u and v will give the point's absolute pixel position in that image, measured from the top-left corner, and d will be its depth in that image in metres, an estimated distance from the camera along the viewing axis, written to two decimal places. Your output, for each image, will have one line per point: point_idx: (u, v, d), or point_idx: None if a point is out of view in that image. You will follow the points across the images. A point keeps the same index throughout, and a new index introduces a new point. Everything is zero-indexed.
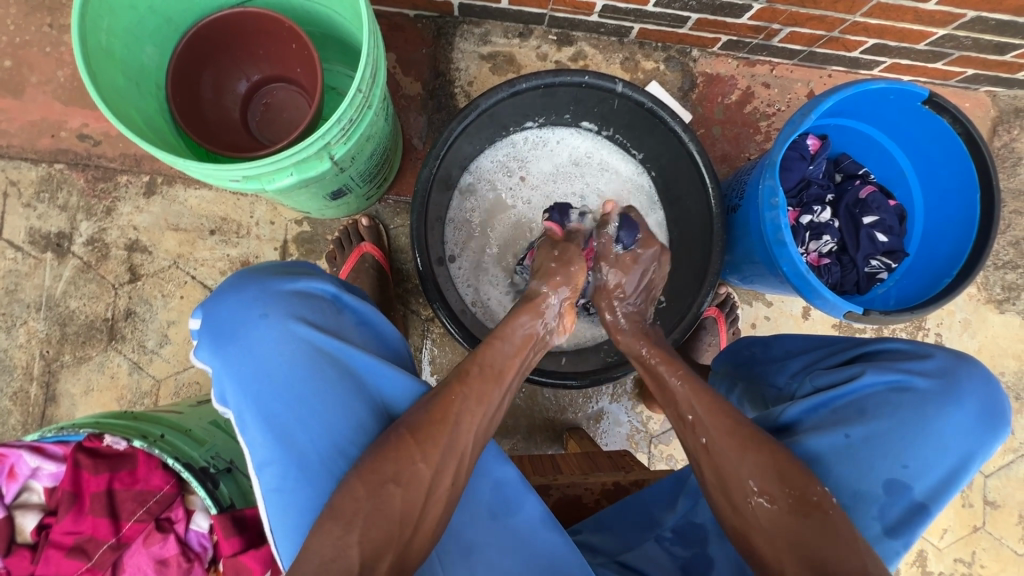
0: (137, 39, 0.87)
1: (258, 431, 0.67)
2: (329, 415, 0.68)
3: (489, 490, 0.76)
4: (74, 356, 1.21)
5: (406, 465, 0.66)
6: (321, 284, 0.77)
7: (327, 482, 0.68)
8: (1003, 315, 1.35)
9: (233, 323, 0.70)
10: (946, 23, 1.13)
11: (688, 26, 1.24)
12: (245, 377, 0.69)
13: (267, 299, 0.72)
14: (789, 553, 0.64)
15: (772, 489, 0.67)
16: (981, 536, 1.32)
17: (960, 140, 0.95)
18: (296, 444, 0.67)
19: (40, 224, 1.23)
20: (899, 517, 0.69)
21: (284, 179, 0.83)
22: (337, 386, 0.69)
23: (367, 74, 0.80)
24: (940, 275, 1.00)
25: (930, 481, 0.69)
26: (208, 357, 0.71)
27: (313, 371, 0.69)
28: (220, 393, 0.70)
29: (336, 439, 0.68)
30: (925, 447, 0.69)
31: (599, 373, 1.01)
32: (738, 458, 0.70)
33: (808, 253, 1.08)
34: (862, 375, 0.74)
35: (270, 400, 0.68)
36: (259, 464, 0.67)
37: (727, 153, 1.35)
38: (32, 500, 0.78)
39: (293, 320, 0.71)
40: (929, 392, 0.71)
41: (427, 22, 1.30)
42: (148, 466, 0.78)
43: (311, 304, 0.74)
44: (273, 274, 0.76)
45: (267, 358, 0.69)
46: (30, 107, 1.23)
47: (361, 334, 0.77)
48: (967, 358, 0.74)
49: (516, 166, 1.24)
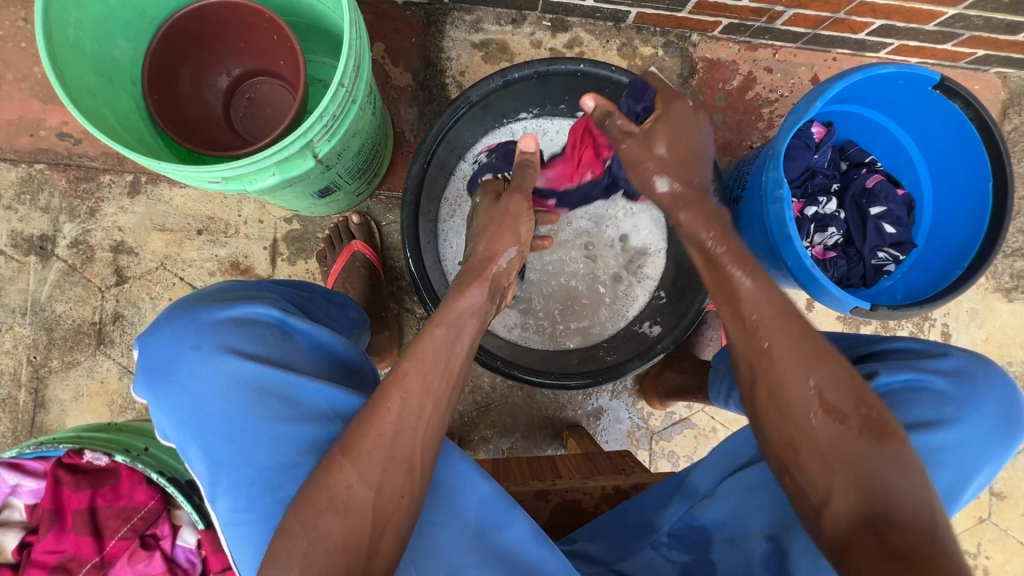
0: (108, 33, 0.83)
1: (203, 470, 0.61)
2: (274, 445, 0.60)
3: (475, 507, 0.68)
4: (62, 361, 1.19)
5: (340, 489, 0.57)
6: (261, 307, 0.67)
7: (280, 512, 0.60)
8: (1011, 304, 1.32)
9: (163, 358, 0.63)
10: (956, 3, 1.08)
11: (687, 10, 1.20)
12: (182, 415, 0.61)
13: (200, 330, 0.64)
14: (850, 479, 0.59)
15: (842, 403, 0.61)
16: (986, 527, 1.30)
17: (971, 126, 0.92)
18: (242, 475, 0.60)
19: (22, 227, 1.19)
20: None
21: (266, 179, 0.80)
22: (277, 419, 0.60)
23: (349, 68, 0.76)
24: (951, 267, 0.97)
25: (945, 484, 0.66)
26: (145, 396, 0.64)
27: (251, 404, 0.61)
28: (161, 431, 0.64)
29: (286, 467, 0.60)
30: (940, 447, 0.65)
31: (601, 373, 0.99)
32: (813, 366, 0.62)
33: (812, 247, 1.05)
34: (878, 374, 0.70)
35: (210, 437, 0.61)
36: (206, 498, 0.60)
37: (728, 142, 1.31)
38: (13, 517, 0.75)
39: (224, 353, 0.62)
40: (947, 391, 0.67)
41: (416, 10, 1.25)
42: (131, 481, 0.76)
43: (249, 331, 0.65)
44: (209, 301, 0.68)
45: (200, 396, 0.61)
46: (8, 106, 1.19)
47: (312, 357, 0.68)
48: (986, 359, 0.70)
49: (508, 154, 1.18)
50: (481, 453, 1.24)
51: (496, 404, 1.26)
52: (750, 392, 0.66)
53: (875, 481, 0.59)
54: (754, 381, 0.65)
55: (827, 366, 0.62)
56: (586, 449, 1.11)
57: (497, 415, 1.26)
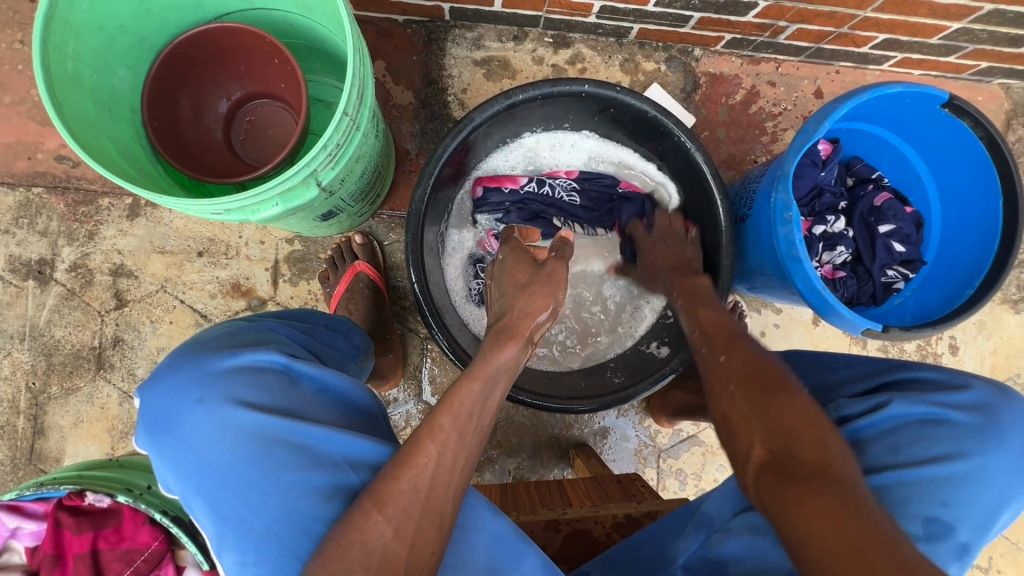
0: (108, 61, 0.82)
1: (210, 524, 0.59)
2: (282, 498, 0.58)
3: (485, 548, 0.66)
4: (62, 387, 1.17)
5: (374, 544, 0.57)
6: (266, 353, 0.66)
7: (292, 565, 0.58)
8: (1019, 316, 1.31)
9: (166, 411, 0.61)
10: (961, 17, 1.07)
11: (690, 26, 1.19)
12: (187, 470, 0.60)
13: (203, 380, 0.62)
14: (758, 424, 0.59)
15: (746, 369, 0.65)
16: (997, 541, 1.29)
17: (980, 144, 0.90)
18: (251, 529, 0.58)
19: (19, 251, 1.18)
20: (941, 561, 0.61)
21: (270, 209, 0.78)
22: (286, 470, 0.59)
23: (353, 95, 0.75)
24: (962, 286, 0.96)
25: (972, 523, 0.61)
26: (148, 449, 0.63)
27: (258, 457, 0.59)
28: (166, 485, 0.62)
29: (294, 520, 0.58)
30: (966, 484, 0.62)
31: (607, 396, 0.98)
32: (727, 350, 0.69)
33: (821, 265, 1.03)
34: (891, 405, 0.68)
35: (216, 491, 0.59)
36: (213, 551, 0.59)
37: (732, 156, 1.30)
38: (13, 560, 0.74)
39: (229, 403, 0.61)
40: (967, 426, 0.64)
41: (417, 27, 1.24)
42: (133, 522, 0.73)
43: (254, 379, 0.63)
44: (213, 347, 0.67)
45: (205, 449, 0.59)
46: (4, 129, 1.17)
47: (320, 400, 0.66)
48: (1008, 391, 0.67)
49: (549, 160, 1.17)
50: (486, 474, 1.22)
51: (500, 424, 1.25)
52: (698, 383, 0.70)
53: (780, 422, 0.57)
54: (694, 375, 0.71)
55: (738, 350, 0.68)
56: (594, 471, 1.10)
57: (503, 435, 1.24)
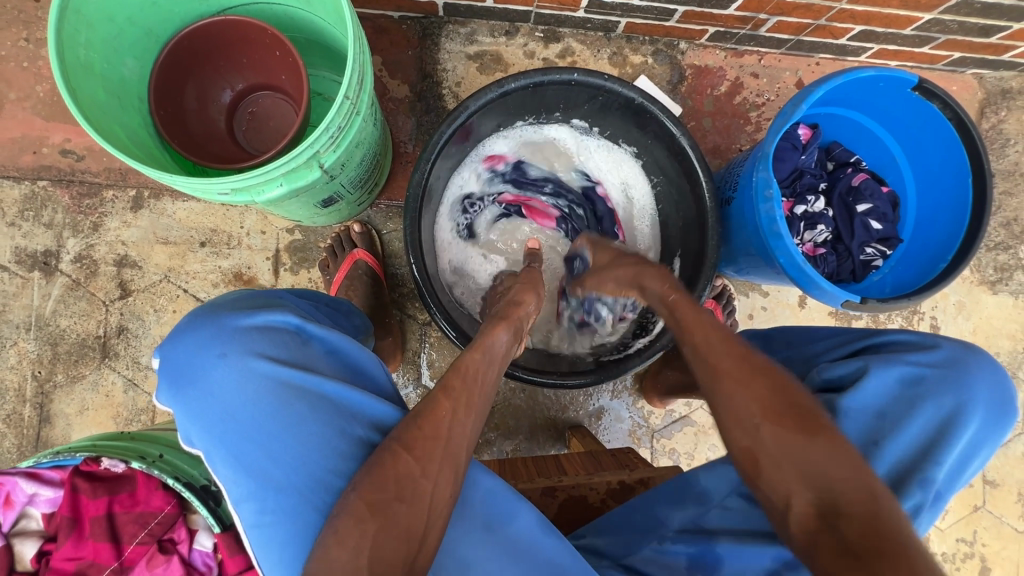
0: (117, 52, 0.85)
1: (229, 472, 0.62)
2: (301, 447, 0.63)
3: (481, 500, 0.71)
4: (67, 375, 1.20)
5: (406, 481, 0.61)
6: (282, 315, 0.71)
7: (310, 515, 0.62)
8: (996, 296, 1.36)
9: (189, 365, 0.65)
10: (932, 8, 1.12)
11: (675, 19, 1.24)
12: (210, 420, 0.63)
13: (226, 337, 0.67)
14: (800, 474, 0.61)
15: (772, 403, 0.65)
16: (981, 515, 1.33)
17: (949, 126, 0.96)
18: (270, 477, 0.62)
19: (25, 243, 1.21)
20: (929, 513, 0.66)
21: (274, 190, 0.82)
22: (303, 421, 0.63)
23: (354, 80, 0.79)
24: (936, 260, 1.01)
25: (952, 473, 0.67)
26: (168, 403, 0.66)
27: (278, 407, 0.63)
28: (185, 438, 0.65)
29: (312, 469, 0.62)
30: (947, 440, 0.66)
31: (601, 372, 1.01)
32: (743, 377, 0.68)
33: (803, 244, 1.08)
34: (870, 369, 0.72)
35: (237, 440, 0.63)
36: (233, 499, 0.62)
37: (718, 145, 1.35)
38: (30, 526, 0.78)
39: (251, 357, 0.65)
40: (940, 381, 0.69)
41: (412, 23, 1.28)
42: (147, 488, 0.78)
43: (272, 337, 0.68)
44: (231, 309, 0.71)
45: (228, 399, 0.63)
46: (10, 124, 1.20)
47: (330, 361, 0.72)
48: (973, 348, 0.71)
49: (604, 173, 1.22)
50: (484, 455, 1.26)
51: (498, 406, 1.28)
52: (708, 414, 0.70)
53: (822, 475, 0.60)
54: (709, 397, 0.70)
55: (764, 376, 0.67)
56: (588, 447, 1.14)
57: (501, 417, 1.28)
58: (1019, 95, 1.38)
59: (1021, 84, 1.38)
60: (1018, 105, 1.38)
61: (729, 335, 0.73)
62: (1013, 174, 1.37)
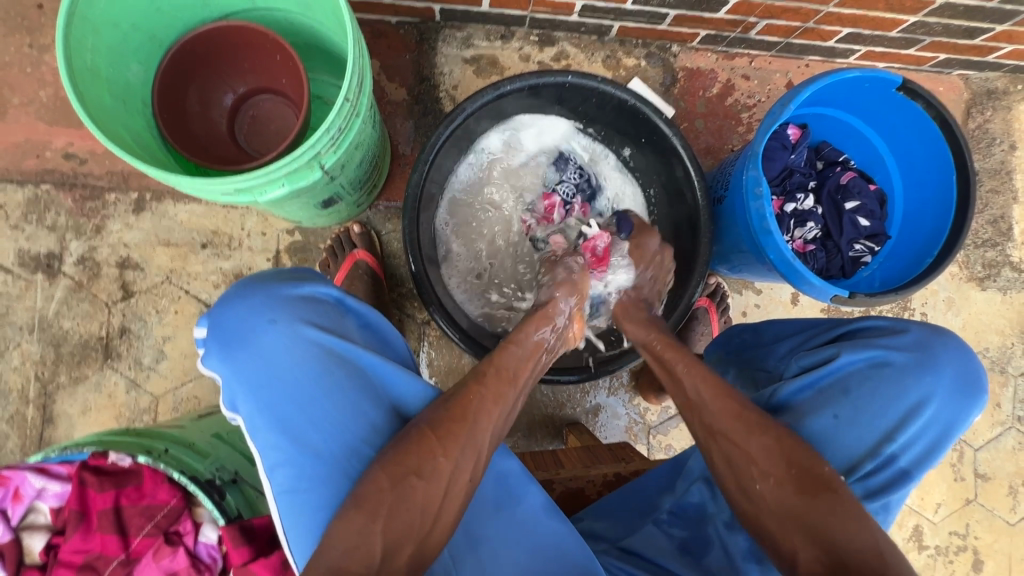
0: (122, 57, 0.88)
1: (271, 435, 0.69)
2: (341, 415, 0.71)
3: (493, 483, 0.79)
4: (70, 376, 1.21)
5: (427, 460, 0.69)
6: (324, 289, 0.79)
7: (341, 482, 0.70)
8: (985, 292, 1.39)
9: (240, 328, 0.71)
10: (916, 10, 1.15)
11: (666, 23, 1.27)
12: (257, 383, 0.70)
13: (274, 306, 0.73)
14: (799, 531, 0.67)
15: (778, 468, 0.70)
16: (973, 508, 1.35)
17: (934, 125, 0.99)
18: (309, 443, 0.70)
19: (29, 245, 1.22)
20: (887, 490, 0.72)
21: (276, 190, 0.84)
22: (345, 388, 0.71)
23: (354, 83, 0.81)
24: (922, 256, 1.03)
25: (914, 450, 0.72)
26: (215, 366, 0.71)
27: (323, 372, 0.71)
28: (229, 401, 0.71)
29: (348, 439, 0.71)
30: (907, 419, 0.72)
31: (597, 368, 1.03)
32: (747, 436, 0.72)
33: (794, 240, 1.11)
34: (839, 356, 0.77)
35: (282, 404, 0.70)
36: (273, 462, 0.69)
37: (710, 146, 1.38)
38: (38, 520, 0.80)
39: (302, 325, 0.72)
40: (906, 366, 0.73)
41: (409, 28, 1.30)
42: (153, 482, 0.80)
43: (316, 308, 0.76)
44: (276, 280, 0.77)
45: (277, 364, 0.70)
46: (13, 128, 1.22)
47: (363, 334, 0.79)
48: (942, 331, 0.76)
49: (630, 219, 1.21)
50: None
51: None
52: (714, 472, 0.75)
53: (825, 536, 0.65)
54: (716, 456, 0.75)
55: (765, 433, 0.72)
56: (585, 442, 1.16)
57: None
58: (1004, 96, 1.41)
59: (1006, 85, 1.41)
60: (1002, 105, 1.41)
61: (732, 395, 0.76)
62: (999, 173, 1.40)
